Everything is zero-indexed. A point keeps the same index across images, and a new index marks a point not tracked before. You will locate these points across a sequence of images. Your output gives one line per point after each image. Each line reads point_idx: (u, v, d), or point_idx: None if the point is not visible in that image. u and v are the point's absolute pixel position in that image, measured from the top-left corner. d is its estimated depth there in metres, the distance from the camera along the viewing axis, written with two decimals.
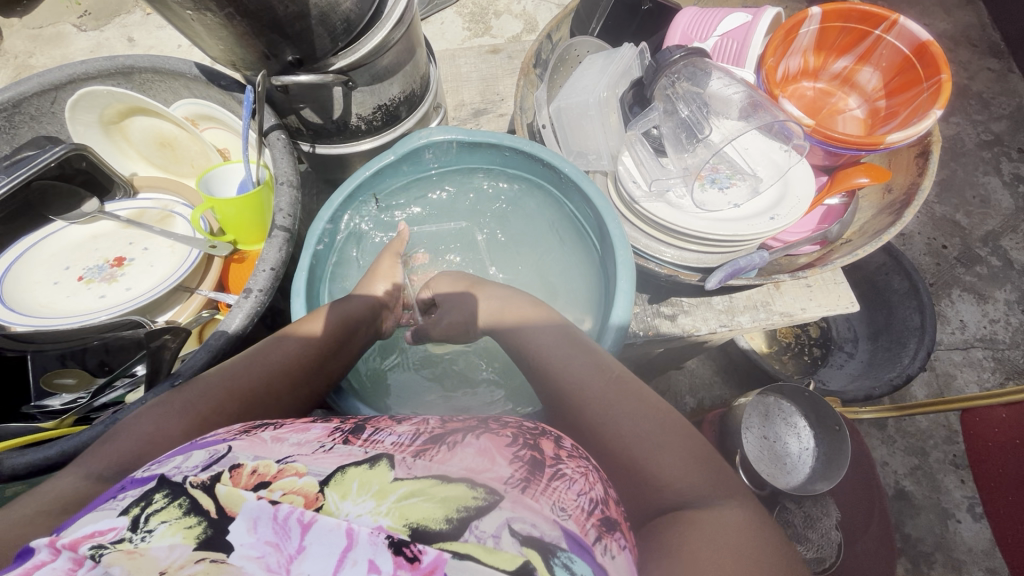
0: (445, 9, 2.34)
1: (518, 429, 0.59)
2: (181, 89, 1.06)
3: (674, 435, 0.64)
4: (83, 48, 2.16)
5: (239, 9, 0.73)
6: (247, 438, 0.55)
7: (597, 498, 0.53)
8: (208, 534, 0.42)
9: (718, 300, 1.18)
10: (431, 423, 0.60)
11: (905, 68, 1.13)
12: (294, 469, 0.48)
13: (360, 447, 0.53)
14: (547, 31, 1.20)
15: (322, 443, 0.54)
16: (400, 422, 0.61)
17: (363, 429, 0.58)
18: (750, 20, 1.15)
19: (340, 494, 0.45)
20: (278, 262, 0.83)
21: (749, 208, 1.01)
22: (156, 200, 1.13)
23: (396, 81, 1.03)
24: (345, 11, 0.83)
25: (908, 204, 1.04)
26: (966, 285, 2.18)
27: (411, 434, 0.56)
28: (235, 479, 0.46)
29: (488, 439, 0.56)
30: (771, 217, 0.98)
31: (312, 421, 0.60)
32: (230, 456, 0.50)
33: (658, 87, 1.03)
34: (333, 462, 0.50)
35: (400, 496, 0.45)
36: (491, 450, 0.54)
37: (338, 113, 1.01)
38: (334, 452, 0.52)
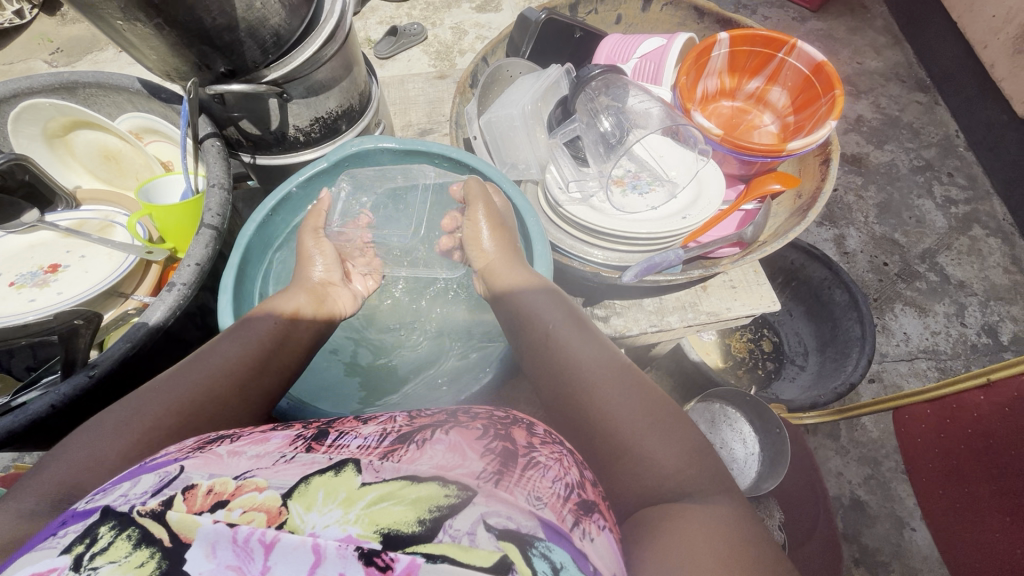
0: (411, 47, 2.46)
1: (489, 420, 0.63)
2: (125, 102, 1.10)
3: (682, 441, 0.66)
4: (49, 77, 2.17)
5: (167, 20, 0.78)
6: (200, 455, 0.53)
7: (571, 483, 0.57)
8: (163, 567, 0.40)
9: (649, 301, 1.23)
10: (395, 422, 0.63)
11: (806, 87, 1.24)
12: (254, 484, 0.47)
13: (323, 454, 0.53)
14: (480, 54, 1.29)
15: (282, 454, 0.54)
16: (364, 424, 0.63)
17: (327, 435, 0.58)
18: (665, 44, 1.26)
19: (305, 506, 0.45)
20: (203, 258, 0.86)
21: (665, 208, 1.09)
22: (98, 211, 1.15)
23: (332, 95, 1.09)
24: (274, 26, 0.89)
25: (813, 205, 1.13)
26: (908, 299, 2.29)
27: (378, 436, 0.58)
28: (192, 497, 0.45)
29: (458, 434, 0.59)
30: (682, 216, 1.07)
31: (269, 430, 0.60)
32: (183, 477, 0.49)
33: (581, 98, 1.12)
34: (296, 472, 0.50)
35: (370, 501, 0.46)
36: (460, 445, 0.56)
37: (275, 125, 1.06)
38: (296, 461, 0.52)
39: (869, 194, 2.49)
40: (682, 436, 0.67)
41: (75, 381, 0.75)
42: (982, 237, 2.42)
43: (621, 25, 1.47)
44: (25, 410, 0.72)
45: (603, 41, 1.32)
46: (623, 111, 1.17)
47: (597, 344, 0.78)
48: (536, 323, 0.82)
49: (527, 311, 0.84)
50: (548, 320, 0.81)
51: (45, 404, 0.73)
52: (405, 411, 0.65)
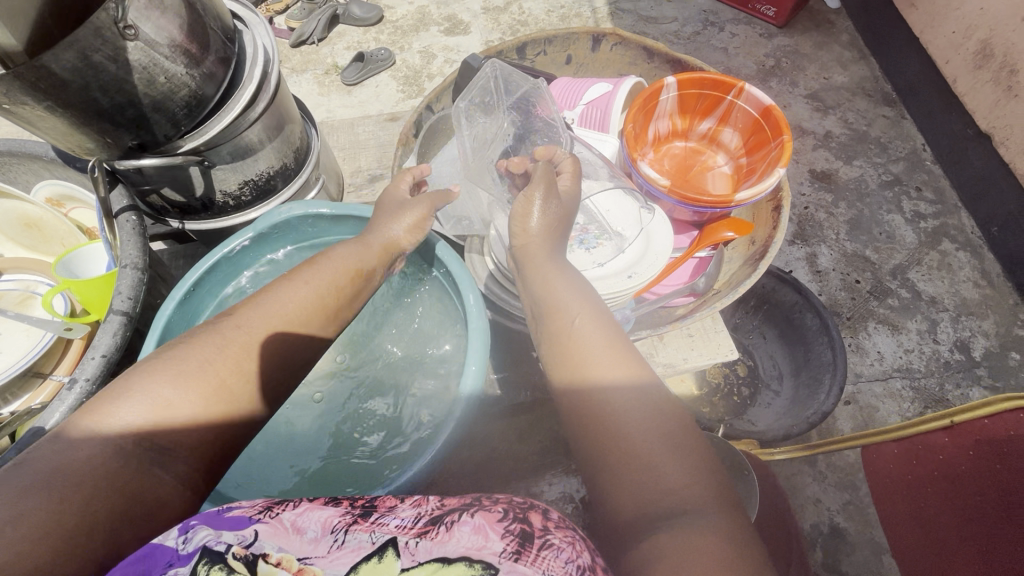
0: (380, 72, 2.37)
1: (508, 502, 0.56)
2: (42, 170, 1.06)
3: (689, 457, 0.63)
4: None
5: (58, 102, 0.73)
6: (269, 519, 0.53)
7: (585, 565, 0.50)
8: None
9: None
10: (431, 499, 0.58)
11: (757, 129, 1.21)
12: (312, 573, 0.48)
13: (367, 533, 0.52)
14: (424, 102, 1.26)
15: (334, 533, 0.52)
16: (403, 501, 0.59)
17: (371, 513, 0.55)
18: (612, 89, 1.22)
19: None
20: (111, 348, 0.81)
21: (609, 265, 1.05)
22: (18, 281, 1.09)
23: (261, 157, 1.04)
24: (186, 98, 0.84)
25: (763, 256, 1.10)
26: (881, 317, 1.99)
27: (413, 516, 0.55)
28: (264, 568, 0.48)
29: (482, 515, 0.53)
30: (629, 274, 1.04)
31: (327, 500, 0.58)
32: (256, 543, 0.50)
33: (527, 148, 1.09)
34: (347, 560, 0.49)
35: None
36: (483, 526, 0.51)
37: (200, 191, 1.01)
38: (347, 546, 0.51)
39: (840, 210, 2.17)
40: (692, 451, 0.64)
41: None
42: (951, 251, 2.11)
43: (572, 65, 1.44)
44: None
45: (552, 85, 1.29)
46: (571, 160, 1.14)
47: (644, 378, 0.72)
48: (578, 346, 0.76)
49: (567, 332, 0.79)
50: (591, 346, 0.76)
51: None
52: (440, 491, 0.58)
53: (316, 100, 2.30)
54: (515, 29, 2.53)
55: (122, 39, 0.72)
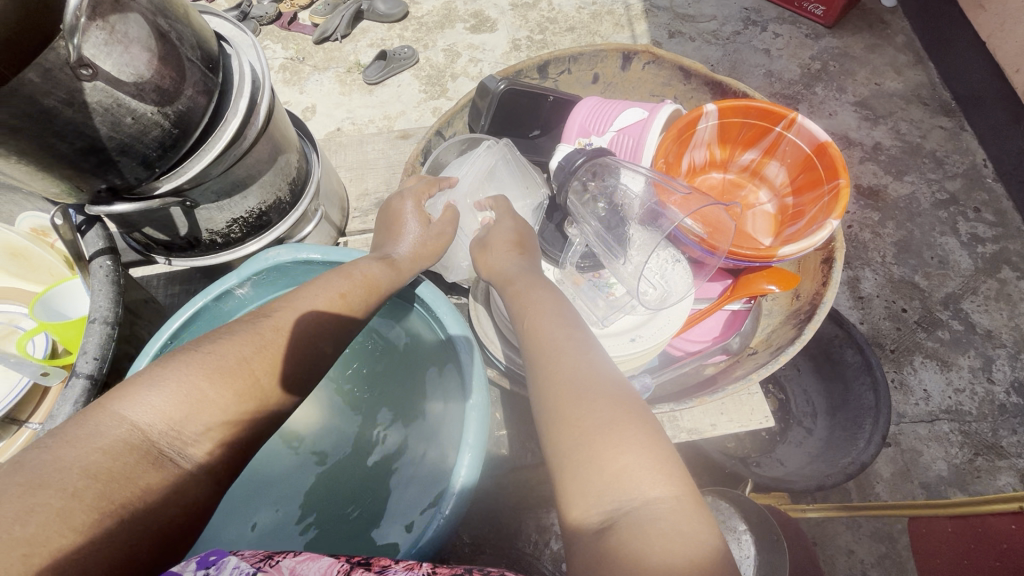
0: (403, 71, 2.25)
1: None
2: (22, 202, 0.99)
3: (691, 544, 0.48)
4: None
5: (10, 150, 0.66)
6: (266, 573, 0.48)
7: None
8: None
9: None
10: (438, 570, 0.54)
11: (808, 166, 1.07)
12: None
13: None
14: (434, 127, 1.15)
15: None
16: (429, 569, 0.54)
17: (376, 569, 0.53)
18: (647, 116, 1.09)
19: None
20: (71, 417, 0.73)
21: (614, 324, 0.93)
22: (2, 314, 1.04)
23: (252, 192, 0.96)
24: (160, 138, 0.75)
25: (810, 317, 0.96)
26: (929, 352, 1.69)
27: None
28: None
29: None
30: (632, 338, 0.91)
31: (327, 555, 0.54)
32: None
33: (569, 196, 0.99)
34: None
35: None
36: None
37: (185, 230, 0.93)
38: None
39: (887, 231, 1.87)
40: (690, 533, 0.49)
41: None
42: (1012, 280, 1.79)
43: (598, 84, 1.31)
44: None
45: (577, 107, 1.17)
46: (618, 194, 1.02)
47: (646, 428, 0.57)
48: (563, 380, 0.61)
49: (550, 362, 0.64)
50: (581, 383, 0.60)
51: None
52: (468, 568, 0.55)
53: (335, 100, 2.19)
54: (543, 26, 2.38)
55: (76, 79, 0.64)
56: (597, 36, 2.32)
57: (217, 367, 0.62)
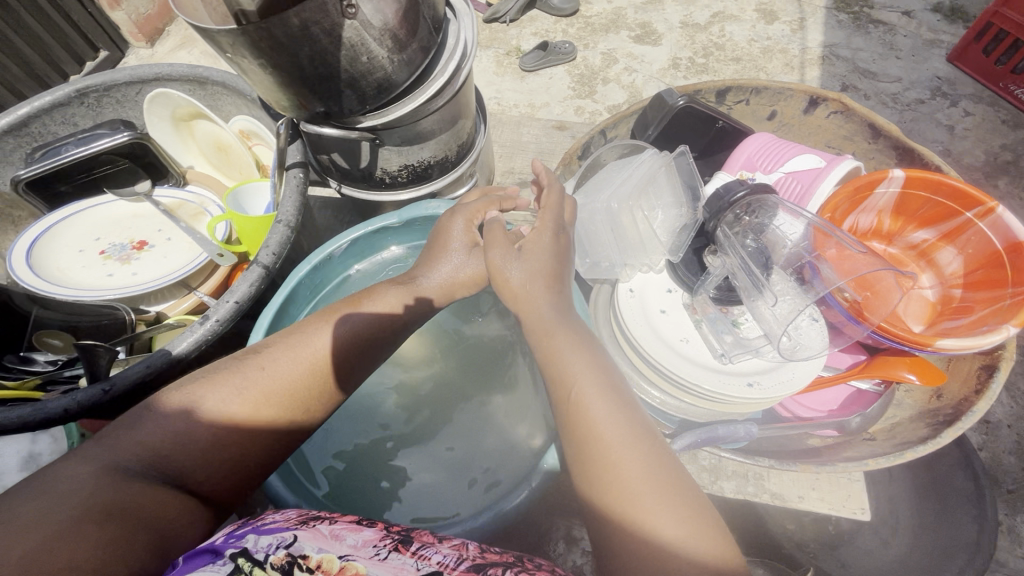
0: (559, 65, 2.29)
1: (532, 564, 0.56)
2: (241, 105, 1.14)
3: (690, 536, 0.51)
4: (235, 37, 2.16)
5: (269, 62, 0.76)
6: (307, 528, 0.56)
7: None
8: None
9: (704, 455, 1.04)
10: (470, 548, 0.58)
11: (992, 263, 0.97)
12: (353, 569, 0.51)
13: (409, 559, 0.53)
14: (600, 126, 1.17)
15: (376, 549, 0.54)
16: (443, 540, 0.59)
17: (412, 542, 0.56)
18: (822, 166, 1.05)
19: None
20: (244, 296, 0.84)
21: (735, 362, 0.90)
22: (197, 195, 1.22)
23: (428, 145, 1.04)
24: (380, 79, 0.84)
25: (953, 422, 0.87)
26: None
27: (454, 557, 0.54)
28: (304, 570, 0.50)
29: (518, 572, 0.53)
30: (749, 382, 0.88)
31: (364, 519, 0.60)
32: (295, 545, 0.53)
33: (720, 226, 0.99)
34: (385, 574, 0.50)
35: None
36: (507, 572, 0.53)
37: (364, 164, 1.03)
38: (387, 562, 0.52)
39: None
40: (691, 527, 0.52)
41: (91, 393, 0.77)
42: None
43: (773, 122, 1.27)
44: (42, 408, 0.75)
45: (747, 139, 1.14)
46: (771, 236, 1.00)
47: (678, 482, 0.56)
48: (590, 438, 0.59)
49: (575, 413, 0.61)
50: (585, 392, 0.62)
51: (60, 407, 0.76)
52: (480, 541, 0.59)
53: (491, 78, 2.29)
54: (708, 51, 2.32)
55: (340, 15, 0.74)
56: (763, 72, 2.22)
57: (199, 402, 0.62)
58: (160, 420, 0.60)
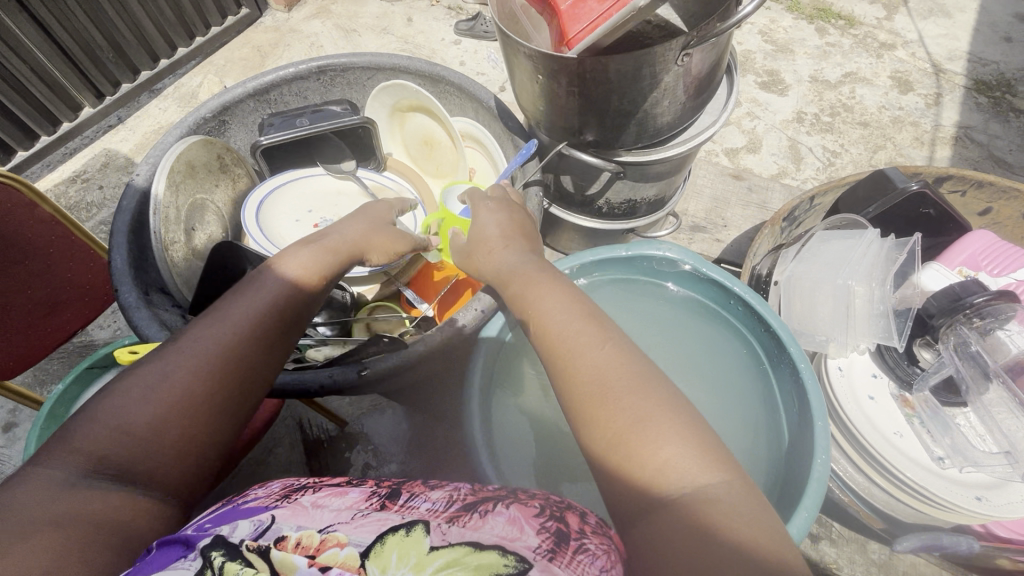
0: None
1: (545, 500, 0.54)
2: (468, 109, 1.17)
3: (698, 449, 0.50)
4: (372, 13, 2.32)
5: (579, 90, 0.77)
6: (288, 504, 0.51)
7: None
8: None
9: (876, 548, 1.02)
10: (463, 490, 0.56)
11: None
12: (335, 539, 0.46)
13: (396, 512, 0.50)
14: (812, 193, 1.16)
15: (359, 509, 0.51)
16: (434, 488, 0.57)
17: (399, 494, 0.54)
18: None
19: (379, 568, 0.43)
20: (488, 305, 0.86)
21: (959, 472, 0.88)
22: (397, 183, 1.25)
23: (657, 185, 1.03)
24: (662, 122, 0.84)
25: None
26: None
27: (444, 501, 0.53)
28: (282, 545, 0.45)
29: (517, 508, 0.52)
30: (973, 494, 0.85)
31: (350, 481, 0.57)
32: (275, 528, 0.47)
33: (948, 326, 0.95)
34: (372, 529, 0.47)
35: (437, 569, 0.43)
36: (520, 520, 0.49)
37: (591, 191, 1.03)
38: (372, 516, 0.49)
39: None
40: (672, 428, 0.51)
41: (346, 373, 0.80)
42: None
43: (984, 218, 1.23)
44: (302, 380, 0.79)
45: (967, 235, 1.10)
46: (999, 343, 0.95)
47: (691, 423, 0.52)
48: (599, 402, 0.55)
49: (573, 384, 0.56)
50: (581, 327, 0.61)
51: (317, 382, 0.80)
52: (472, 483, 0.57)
53: None
54: (837, 110, 2.13)
55: (674, 61, 0.72)
56: (888, 143, 2.02)
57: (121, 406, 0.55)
58: (180, 348, 0.59)
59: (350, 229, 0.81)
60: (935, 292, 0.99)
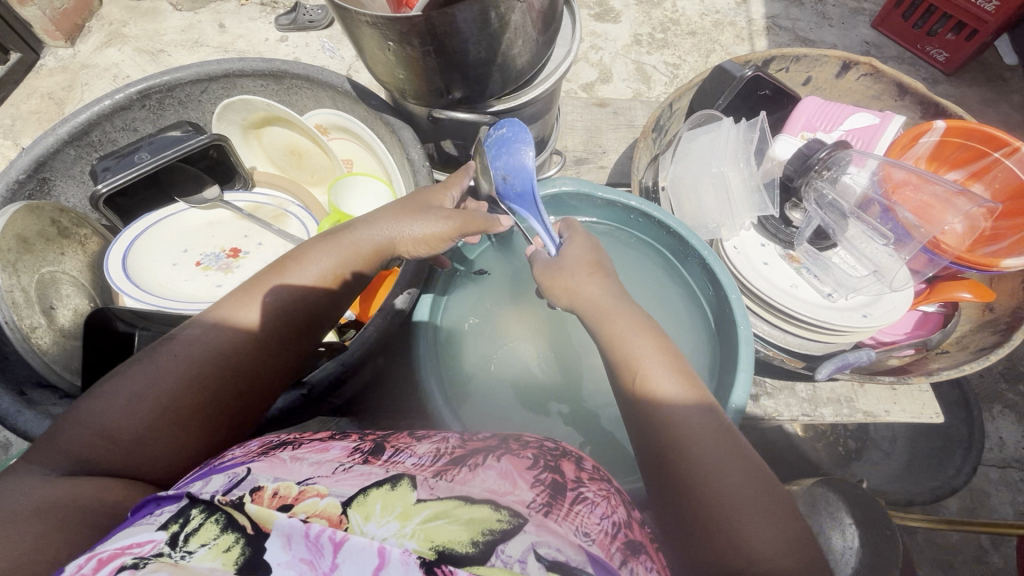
0: None
1: (539, 450, 0.62)
2: (324, 99, 1.10)
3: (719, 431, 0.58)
4: (175, 27, 2.05)
5: (437, 49, 0.76)
6: (265, 458, 0.56)
7: (619, 521, 0.55)
8: (244, 560, 0.42)
9: (802, 387, 1.18)
10: (450, 442, 0.63)
11: (1018, 195, 1.14)
12: (315, 491, 0.49)
13: (379, 467, 0.54)
14: (669, 100, 1.25)
15: (340, 463, 0.55)
16: (419, 441, 0.63)
17: (383, 451, 0.59)
18: (877, 122, 1.19)
19: (364, 516, 0.46)
20: (413, 286, 0.85)
21: (844, 300, 1.02)
22: (272, 197, 1.17)
23: (533, 127, 1.06)
24: (522, 64, 0.87)
25: (1015, 328, 1.04)
26: (1011, 403, 1.77)
27: (432, 456, 0.58)
28: (259, 499, 0.48)
29: (508, 461, 0.58)
30: (864, 313, 1.00)
31: (330, 439, 0.61)
32: (250, 480, 0.51)
33: (805, 185, 1.10)
34: (354, 483, 0.51)
35: (425, 518, 0.46)
36: (513, 473, 0.56)
37: (475, 149, 1.04)
38: (353, 471, 0.53)
39: None
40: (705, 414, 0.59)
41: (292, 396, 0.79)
42: None
43: (807, 87, 1.40)
44: None
45: (801, 103, 1.25)
46: (841, 183, 1.12)
47: (763, 497, 0.54)
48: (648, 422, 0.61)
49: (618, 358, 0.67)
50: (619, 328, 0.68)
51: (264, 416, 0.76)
52: (459, 432, 0.65)
53: None
54: (665, 27, 2.14)
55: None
56: (718, 44, 2.09)
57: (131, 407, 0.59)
58: (163, 359, 0.62)
59: (388, 215, 0.79)
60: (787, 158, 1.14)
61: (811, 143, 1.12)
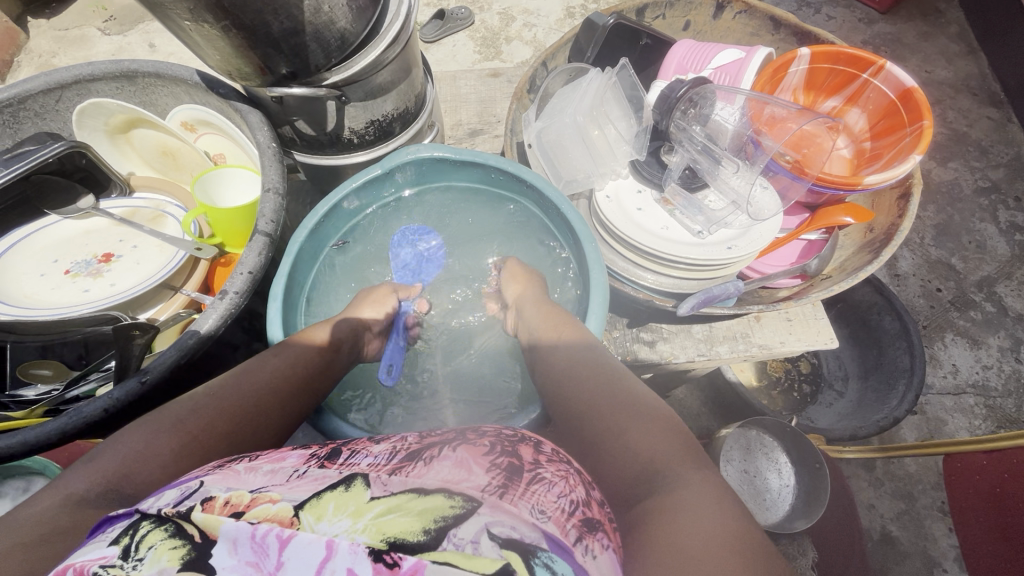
0: (458, 31, 2.16)
1: (496, 436, 0.60)
2: (182, 95, 1.09)
3: (668, 441, 0.62)
4: (104, 51, 2.08)
5: (235, 23, 0.76)
6: (219, 471, 0.54)
7: (576, 499, 0.53)
8: (192, 555, 0.42)
9: (698, 328, 1.18)
10: (408, 441, 0.61)
11: (890, 112, 1.14)
12: (268, 497, 0.48)
13: (334, 470, 0.53)
14: (541, 58, 1.25)
15: (296, 469, 0.53)
16: (378, 442, 0.61)
17: (339, 454, 0.57)
18: (743, 56, 1.19)
19: (315, 516, 0.45)
20: (256, 266, 0.84)
21: (711, 235, 1.03)
22: (149, 200, 1.16)
23: (390, 97, 1.06)
24: (341, 29, 0.86)
25: (887, 243, 1.05)
26: (959, 329, 1.76)
27: (387, 454, 0.56)
28: (209, 507, 0.46)
29: (465, 449, 0.56)
30: (728, 246, 1.01)
31: (289, 449, 0.59)
32: (202, 490, 0.50)
33: (672, 122, 1.09)
34: (308, 488, 0.49)
35: (377, 513, 0.45)
36: (467, 460, 0.53)
37: (331, 126, 1.05)
38: (307, 477, 0.51)
39: (927, 214, 1.93)
40: (656, 432, 0.63)
41: (127, 386, 0.75)
42: None
43: (689, 32, 1.40)
44: (76, 411, 0.73)
45: (674, 46, 1.24)
46: (710, 121, 1.13)
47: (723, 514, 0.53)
48: (585, 422, 0.69)
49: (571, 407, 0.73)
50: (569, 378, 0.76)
51: (101, 407, 0.74)
52: (417, 431, 0.62)
53: None
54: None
55: None
56: None
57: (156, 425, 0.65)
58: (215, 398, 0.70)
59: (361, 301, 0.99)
60: (654, 102, 1.13)
61: (675, 84, 1.11)
